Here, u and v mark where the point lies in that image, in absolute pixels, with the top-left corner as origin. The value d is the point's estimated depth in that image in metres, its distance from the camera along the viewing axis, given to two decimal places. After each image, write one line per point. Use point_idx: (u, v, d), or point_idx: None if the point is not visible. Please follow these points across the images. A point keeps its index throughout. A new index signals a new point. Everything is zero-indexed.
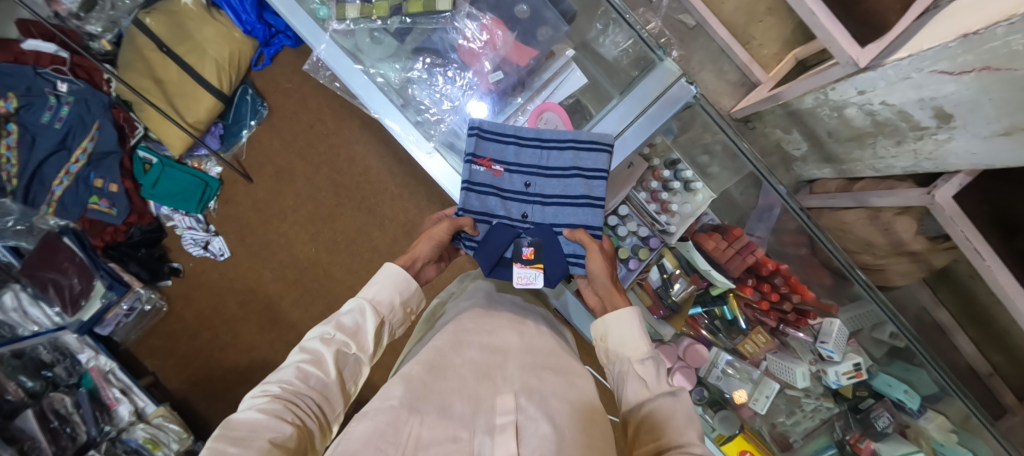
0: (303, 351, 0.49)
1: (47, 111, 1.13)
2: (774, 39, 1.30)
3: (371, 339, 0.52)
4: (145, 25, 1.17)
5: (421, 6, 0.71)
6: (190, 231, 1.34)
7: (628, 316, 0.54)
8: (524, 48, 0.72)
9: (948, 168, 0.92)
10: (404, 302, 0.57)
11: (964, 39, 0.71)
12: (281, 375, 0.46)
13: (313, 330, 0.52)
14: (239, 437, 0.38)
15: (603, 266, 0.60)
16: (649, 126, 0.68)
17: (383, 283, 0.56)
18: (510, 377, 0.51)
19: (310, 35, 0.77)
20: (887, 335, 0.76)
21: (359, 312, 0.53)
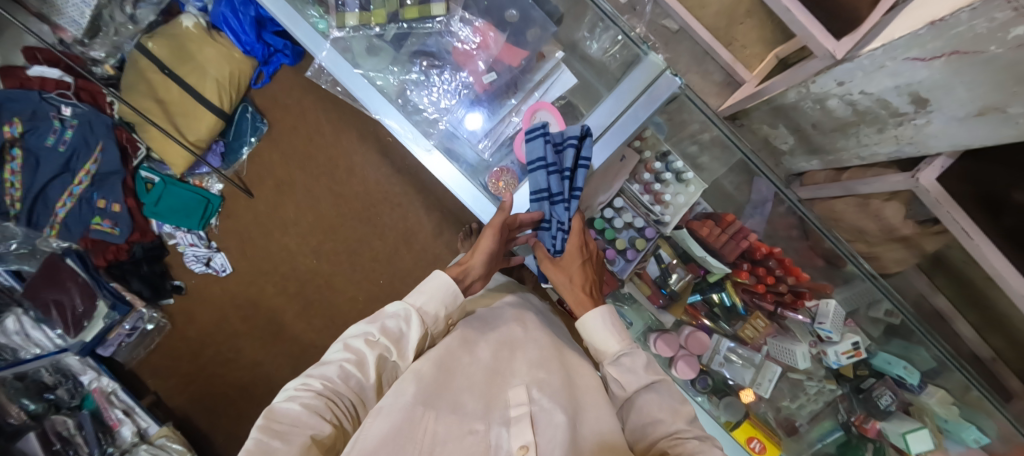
0: (347, 350, 0.54)
1: (51, 135, 1.16)
2: (757, 40, 1.35)
3: (411, 348, 0.56)
4: (146, 49, 1.20)
5: (417, 12, 0.75)
6: (192, 247, 1.35)
7: (591, 324, 0.63)
8: (514, 48, 0.76)
9: (930, 151, 0.95)
10: (446, 312, 0.60)
11: (932, 27, 0.75)
12: (324, 371, 0.51)
13: (360, 326, 0.56)
14: (281, 429, 0.45)
15: (563, 281, 0.67)
16: (631, 124, 0.70)
17: (430, 292, 0.59)
18: (518, 373, 0.60)
19: (311, 43, 0.79)
20: (882, 313, 0.78)
21: (404, 316, 0.57)
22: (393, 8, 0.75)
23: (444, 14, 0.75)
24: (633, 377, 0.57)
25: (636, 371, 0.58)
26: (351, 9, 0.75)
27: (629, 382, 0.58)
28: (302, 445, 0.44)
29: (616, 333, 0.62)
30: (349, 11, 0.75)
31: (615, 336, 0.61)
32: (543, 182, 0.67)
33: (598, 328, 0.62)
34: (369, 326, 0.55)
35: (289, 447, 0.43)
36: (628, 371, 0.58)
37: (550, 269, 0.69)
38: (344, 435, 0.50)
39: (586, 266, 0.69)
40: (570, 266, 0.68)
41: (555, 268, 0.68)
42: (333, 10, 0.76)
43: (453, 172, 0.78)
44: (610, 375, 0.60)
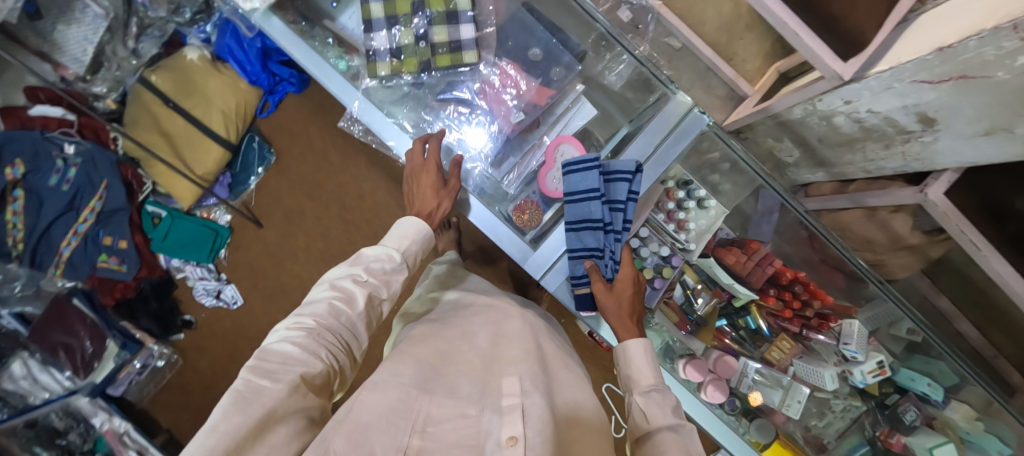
0: (333, 289, 0.58)
1: (54, 174, 1.13)
2: (757, 54, 1.38)
3: (394, 283, 0.63)
4: (151, 83, 1.18)
5: (449, 59, 0.75)
6: (202, 281, 1.34)
7: (636, 349, 0.64)
8: (544, 89, 0.80)
9: (936, 167, 0.98)
10: (420, 250, 0.67)
11: (939, 53, 0.77)
12: (314, 309, 0.55)
13: (343, 269, 0.60)
14: (277, 365, 0.49)
15: (612, 306, 0.68)
16: (660, 164, 0.73)
17: (409, 236, 0.66)
18: (515, 360, 0.61)
19: (342, 93, 0.76)
20: (904, 331, 0.80)
21: (386, 258, 0.62)
22: (425, 56, 0.74)
23: (476, 61, 0.76)
24: (659, 410, 0.56)
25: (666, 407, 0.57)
26: (383, 58, 0.74)
27: (655, 416, 0.55)
28: (293, 384, 0.48)
29: (653, 367, 0.63)
30: (381, 60, 0.74)
31: (649, 369, 0.62)
32: (598, 213, 0.69)
33: (638, 355, 0.63)
34: (353, 268, 0.60)
35: (277, 384, 0.47)
36: (656, 404, 0.57)
37: (602, 295, 0.69)
38: (338, 369, 0.55)
39: (635, 296, 0.70)
40: (623, 293, 0.69)
41: (607, 294, 0.69)
42: (364, 59, 0.75)
43: (491, 219, 0.77)
44: (636, 403, 0.58)
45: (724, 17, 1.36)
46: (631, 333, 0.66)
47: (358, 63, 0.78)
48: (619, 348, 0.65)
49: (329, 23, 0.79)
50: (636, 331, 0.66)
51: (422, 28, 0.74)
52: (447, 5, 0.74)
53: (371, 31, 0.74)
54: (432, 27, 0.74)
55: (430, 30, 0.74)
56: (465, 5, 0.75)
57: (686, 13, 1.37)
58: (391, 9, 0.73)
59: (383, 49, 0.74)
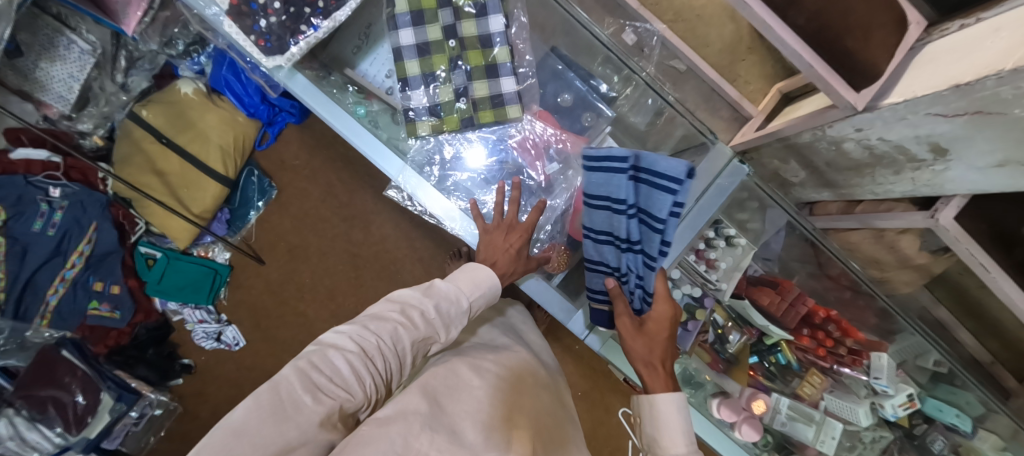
0: (401, 312, 0.52)
1: (38, 218, 1.05)
2: (759, 75, 1.39)
3: (454, 330, 0.57)
4: (141, 118, 1.13)
5: (492, 115, 0.71)
6: (202, 324, 1.28)
7: (667, 405, 0.55)
8: (579, 136, 0.81)
9: (945, 193, 1.00)
10: (484, 303, 0.61)
11: (956, 88, 0.79)
12: (382, 324, 0.50)
13: (414, 293, 0.55)
14: (320, 381, 0.43)
15: (638, 349, 0.62)
16: (711, 204, 0.73)
17: (481, 284, 0.60)
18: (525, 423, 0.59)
19: (378, 157, 0.71)
20: (931, 362, 0.83)
21: (456, 300, 0.57)
22: (468, 114, 0.71)
23: (520, 115, 0.73)
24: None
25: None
26: (423, 117, 0.70)
27: None
28: (331, 410, 0.42)
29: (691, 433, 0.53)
30: (420, 119, 0.70)
31: (683, 434, 0.53)
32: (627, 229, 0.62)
33: (672, 414, 0.54)
34: (426, 298, 0.54)
35: (319, 406, 0.40)
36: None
37: (627, 334, 0.64)
38: (370, 400, 0.49)
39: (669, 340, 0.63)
40: (655, 332, 0.63)
41: (637, 333, 0.64)
42: (404, 118, 0.70)
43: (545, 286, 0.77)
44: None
45: (726, 40, 1.37)
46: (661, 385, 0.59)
47: (378, 109, 0.75)
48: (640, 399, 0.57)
49: (349, 71, 0.77)
50: (664, 378, 0.59)
51: (462, 85, 0.70)
52: (485, 59, 0.70)
53: (407, 89, 0.69)
54: (472, 83, 0.70)
55: (469, 86, 0.70)
56: (504, 57, 0.71)
57: (690, 36, 1.37)
58: (428, 65, 0.69)
59: (421, 107, 0.69)
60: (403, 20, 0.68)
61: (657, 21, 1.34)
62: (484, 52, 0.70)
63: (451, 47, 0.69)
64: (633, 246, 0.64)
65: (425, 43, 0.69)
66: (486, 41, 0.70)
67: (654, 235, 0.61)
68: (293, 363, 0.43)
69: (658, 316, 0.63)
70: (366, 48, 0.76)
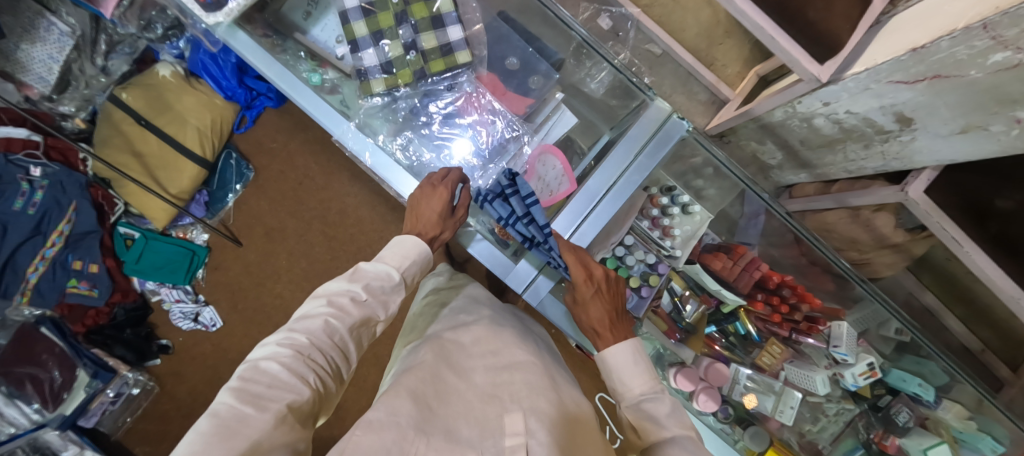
0: (330, 305, 0.53)
1: (19, 198, 1.07)
2: (736, 58, 1.38)
3: (392, 304, 0.59)
4: (121, 100, 1.15)
5: (444, 64, 0.72)
6: (179, 304, 1.30)
7: (614, 361, 0.60)
8: (523, 98, 0.82)
9: (915, 166, 0.98)
10: (419, 271, 0.63)
11: (913, 53, 0.77)
12: (308, 325, 0.51)
13: (340, 284, 0.55)
14: (256, 390, 0.43)
15: (588, 317, 0.66)
16: (651, 160, 0.74)
17: (410, 256, 0.61)
18: (518, 395, 0.57)
19: (328, 121, 0.73)
20: (893, 331, 0.81)
21: (385, 277, 0.58)
22: (419, 65, 0.71)
23: (470, 60, 0.74)
24: (653, 424, 0.54)
25: (658, 419, 0.54)
26: (376, 76, 0.70)
27: (649, 429, 0.54)
28: (278, 413, 0.43)
29: (643, 371, 0.58)
30: (374, 77, 0.70)
31: (637, 377, 0.58)
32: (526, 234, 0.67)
33: (623, 365, 0.59)
34: (352, 284, 0.55)
35: (264, 413, 0.41)
36: (649, 417, 0.55)
37: (574, 308, 0.68)
38: (324, 395, 0.50)
39: (599, 293, 0.66)
40: (584, 297, 0.66)
41: (576, 307, 0.68)
42: (356, 77, 0.71)
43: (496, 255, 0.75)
44: (627, 417, 0.57)
45: (703, 24, 1.37)
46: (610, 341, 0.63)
47: (334, 77, 0.77)
48: (598, 359, 0.61)
49: (301, 36, 0.77)
50: (616, 334, 0.63)
51: (410, 38, 0.71)
52: (429, 11, 0.71)
53: (358, 51, 0.70)
54: (419, 36, 0.71)
55: (417, 38, 0.71)
56: (448, 7, 0.72)
57: (666, 20, 1.37)
58: (374, 24, 0.70)
59: (373, 67, 0.70)
60: None
61: (631, 5, 1.34)
62: (427, 5, 0.71)
63: (396, 3, 0.70)
64: (534, 242, 0.67)
65: (370, 4, 0.69)
66: None
67: (530, 227, 0.66)
68: (228, 385, 0.44)
69: (578, 281, 0.65)
70: (316, 15, 0.77)
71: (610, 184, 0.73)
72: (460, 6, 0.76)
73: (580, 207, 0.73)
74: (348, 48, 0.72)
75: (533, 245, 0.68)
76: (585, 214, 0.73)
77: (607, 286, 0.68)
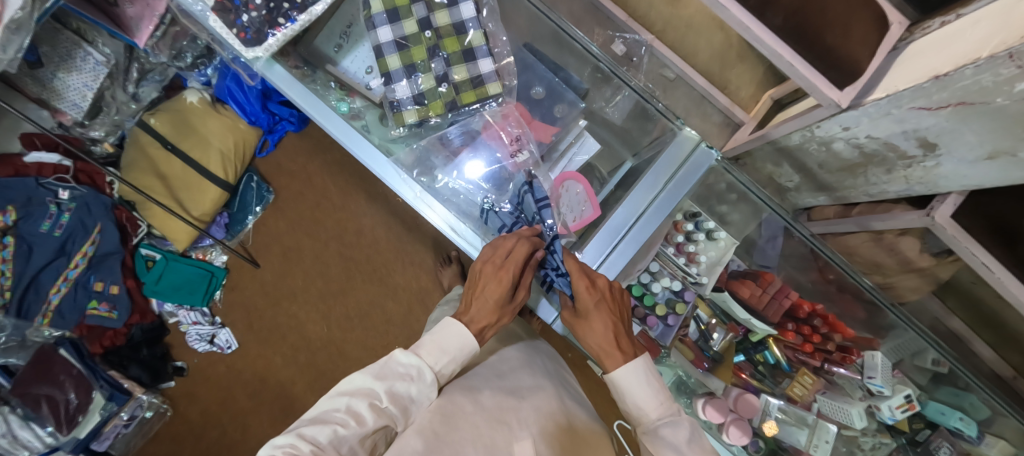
0: (348, 411, 0.48)
1: (46, 220, 1.10)
2: (750, 82, 1.39)
3: (414, 412, 0.52)
4: (149, 125, 1.19)
5: (474, 95, 0.73)
6: (196, 326, 1.30)
7: (624, 381, 0.56)
8: (548, 126, 0.82)
9: (940, 190, 0.97)
10: (454, 369, 0.57)
11: (936, 80, 0.78)
12: (322, 431, 0.45)
13: (366, 381, 0.51)
14: None
15: (592, 332, 0.61)
16: (681, 187, 0.75)
17: (448, 353, 0.56)
18: (526, 419, 0.56)
19: (362, 152, 0.75)
20: (929, 362, 0.80)
21: (415, 375, 0.53)
22: (450, 97, 0.73)
23: (500, 92, 0.75)
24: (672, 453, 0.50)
25: (677, 447, 0.50)
26: (408, 107, 0.72)
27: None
28: None
29: (656, 394, 0.55)
30: (406, 109, 0.72)
31: (652, 398, 0.54)
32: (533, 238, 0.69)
33: (633, 388, 0.56)
34: (377, 383, 0.50)
35: None
36: (670, 447, 0.51)
37: (574, 323, 0.63)
38: None
39: (601, 305, 0.62)
40: (588, 307, 0.62)
41: (576, 321, 0.63)
42: (389, 109, 0.72)
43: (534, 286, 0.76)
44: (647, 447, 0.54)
45: (716, 49, 1.38)
46: (617, 361, 0.58)
47: (361, 106, 0.79)
48: (608, 378, 0.58)
49: (331, 67, 0.80)
50: (626, 351, 0.59)
51: (442, 70, 0.72)
52: (461, 45, 0.73)
53: (391, 83, 0.72)
54: (451, 68, 0.73)
55: (449, 71, 0.72)
56: (479, 41, 0.74)
57: (679, 46, 1.39)
58: (407, 58, 0.71)
59: (405, 98, 0.71)
60: (379, 19, 0.71)
61: (645, 32, 1.36)
62: (459, 39, 0.73)
63: (428, 37, 0.72)
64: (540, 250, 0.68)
65: (403, 38, 0.71)
66: (460, 28, 0.73)
67: (538, 227, 0.68)
68: None
69: (579, 284, 0.62)
70: (346, 47, 0.80)
71: (640, 211, 0.75)
72: (490, 39, 0.77)
73: (610, 234, 0.74)
74: (380, 79, 0.74)
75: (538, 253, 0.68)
76: (615, 241, 0.74)
77: (611, 299, 0.64)
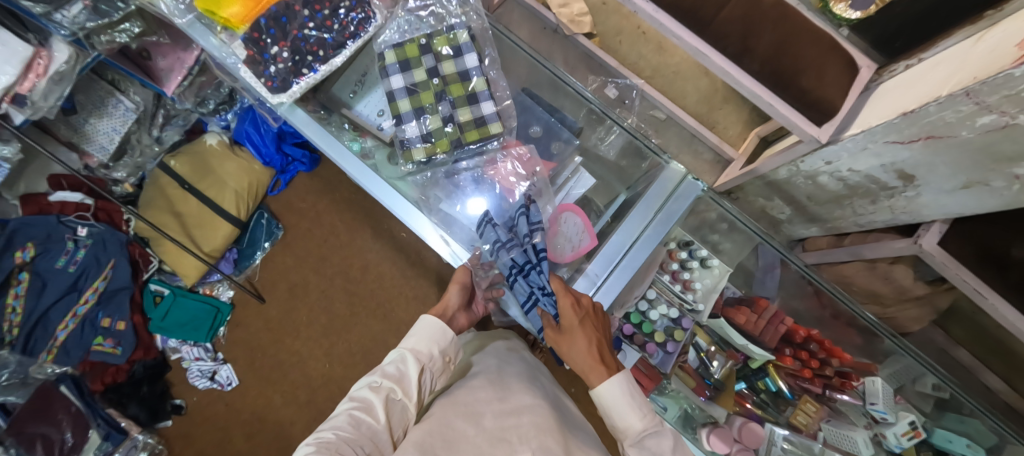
0: (355, 399, 0.59)
1: (63, 256, 1.14)
2: (737, 122, 1.48)
3: (414, 384, 0.63)
4: (169, 167, 1.26)
5: (477, 134, 0.79)
6: (198, 361, 1.31)
7: (608, 396, 0.64)
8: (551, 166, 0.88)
9: (924, 219, 1.01)
10: (440, 346, 0.68)
11: (904, 117, 0.84)
12: (336, 421, 0.55)
13: (364, 380, 0.62)
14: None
15: (578, 350, 0.66)
16: (671, 217, 0.79)
17: (421, 334, 0.67)
18: (527, 436, 0.57)
19: (372, 184, 0.81)
20: (930, 387, 0.80)
21: (400, 361, 0.64)
22: (455, 136, 0.79)
23: (501, 131, 0.80)
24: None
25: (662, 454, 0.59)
26: (416, 145, 0.78)
27: None
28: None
29: (637, 407, 0.63)
30: (414, 146, 0.78)
31: (636, 412, 0.63)
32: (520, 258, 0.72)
33: (618, 401, 0.63)
34: (371, 376, 0.62)
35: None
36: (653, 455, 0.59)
37: (556, 341, 0.68)
38: None
39: (585, 323, 0.67)
40: (572, 327, 0.66)
41: (560, 338, 0.68)
42: (399, 147, 0.79)
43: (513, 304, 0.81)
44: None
45: (702, 92, 1.48)
46: (601, 374, 0.65)
47: (372, 145, 0.84)
48: (596, 394, 0.64)
49: (346, 111, 0.87)
50: (609, 365, 0.65)
51: (448, 112, 0.79)
52: (465, 90, 0.80)
53: (402, 124, 0.78)
54: (457, 110, 0.79)
55: (454, 112, 0.79)
56: (482, 86, 0.81)
57: (667, 90, 1.49)
58: (417, 101, 0.78)
59: (414, 137, 0.78)
60: (393, 69, 0.79)
61: (636, 77, 1.45)
62: (464, 85, 0.80)
63: (436, 84, 0.79)
64: (527, 267, 0.72)
65: (413, 84, 0.79)
66: (465, 75, 0.81)
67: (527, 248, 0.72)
68: None
69: (565, 306, 0.67)
70: (361, 93, 0.87)
71: (634, 238, 0.79)
72: (493, 84, 0.84)
73: (608, 258, 0.78)
74: (392, 120, 0.80)
75: (524, 270, 0.72)
76: (615, 263, 0.78)
77: (594, 316, 0.69)
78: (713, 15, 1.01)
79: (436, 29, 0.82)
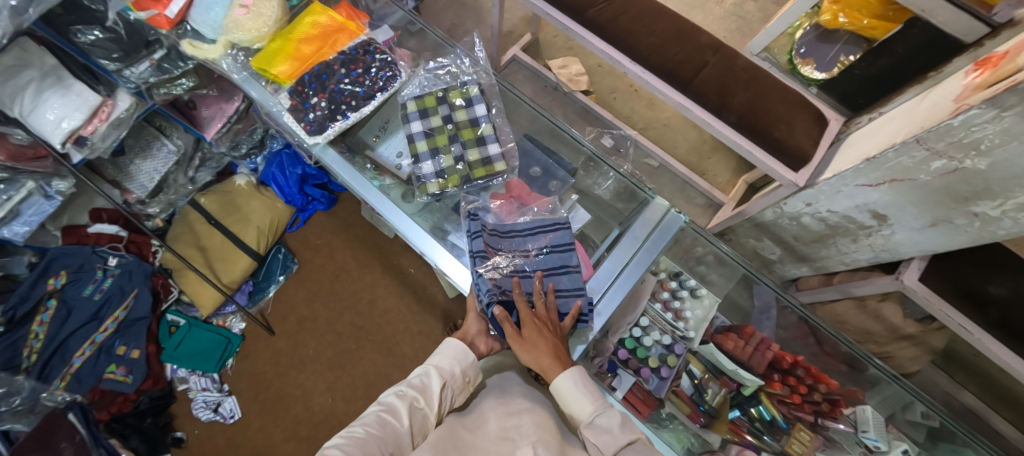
0: (381, 404, 0.63)
1: (91, 284, 1.21)
2: (725, 170, 1.59)
3: (436, 398, 0.66)
4: (200, 204, 1.37)
5: (484, 170, 0.89)
6: (204, 392, 1.34)
7: (565, 388, 0.67)
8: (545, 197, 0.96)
9: (903, 257, 1.07)
10: (462, 368, 0.71)
11: (868, 162, 0.92)
12: (364, 420, 0.59)
13: (391, 390, 0.66)
14: None
15: (535, 351, 0.70)
16: (657, 245, 0.87)
17: (445, 353, 0.71)
18: (527, 437, 0.61)
19: (388, 213, 0.89)
20: (919, 415, 0.82)
21: (423, 376, 0.68)
22: (465, 173, 0.89)
23: (505, 169, 0.91)
24: (609, 438, 0.61)
25: (612, 430, 0.62)
26: (431, 180, 0.88)
27: (606, 443, 0.61)
28: None
29: (589, 394, 0.67)
30: (429, 181, 0.88)
31: (587, 397, 0.66)
32: (532, 246, 0.81)
33: (572, 390, 0.67)
34: (398, 386, 0.66)
35: None
36: (604, 432, 0.62)
37: (515, 344, 0.72)
38: None
39: (544, 331, 0.71)
40: (529, 336, 0.71)
41: (520, 343, 0.71)
42: (415, 181, 0.88)
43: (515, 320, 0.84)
44: (588, 439, 0.64)
45: (691, 143, 1.62)
46: (558, 371, 0.69)
47: (390, 183, 0.93)
48: (552, 389, 0.68)
49: (369, 152, 0.95)
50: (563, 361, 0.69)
51: (459, 153, 0.90)
52: (475, 134, 0.92)
53: (419, 163, 0.89)
54: (467, 151, 0.90)
55: (465, 153, 0.90)
56: (489, 131, 0.92)
57: (659, 140, 1.62)
58: (433, 143, 0.90)
59: (429, 174, 0.88)
60: (413, 116, 0.91)
61: (629, 128, 1.57)
62: (474, 130, 0.92)
63: (450, 129, 0.91)
64: (529, 254, 0.81)
65: (430, 129, 0.90)
66: (475, 122, 0.92)
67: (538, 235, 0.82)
68: None
69: (529, 320, 0.72)
70: (384, 137, 0.96)
71: (624, 265, 0.85)
72: (498, 130, 0.96)
73: (609, 271, 0.84)
74: (411, 160, 0.91)
75: (527, 256, 0.81)
76: (620, 270, 0.85)
77: (548, 324, 0.73)
78: (691, 76, 1.15)
79: (450, 85, 0.96)
